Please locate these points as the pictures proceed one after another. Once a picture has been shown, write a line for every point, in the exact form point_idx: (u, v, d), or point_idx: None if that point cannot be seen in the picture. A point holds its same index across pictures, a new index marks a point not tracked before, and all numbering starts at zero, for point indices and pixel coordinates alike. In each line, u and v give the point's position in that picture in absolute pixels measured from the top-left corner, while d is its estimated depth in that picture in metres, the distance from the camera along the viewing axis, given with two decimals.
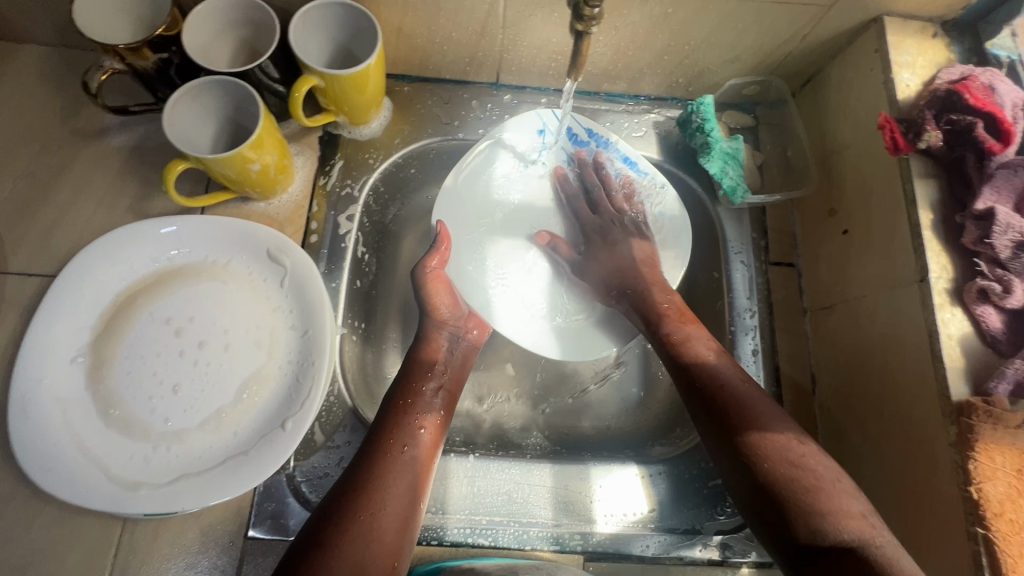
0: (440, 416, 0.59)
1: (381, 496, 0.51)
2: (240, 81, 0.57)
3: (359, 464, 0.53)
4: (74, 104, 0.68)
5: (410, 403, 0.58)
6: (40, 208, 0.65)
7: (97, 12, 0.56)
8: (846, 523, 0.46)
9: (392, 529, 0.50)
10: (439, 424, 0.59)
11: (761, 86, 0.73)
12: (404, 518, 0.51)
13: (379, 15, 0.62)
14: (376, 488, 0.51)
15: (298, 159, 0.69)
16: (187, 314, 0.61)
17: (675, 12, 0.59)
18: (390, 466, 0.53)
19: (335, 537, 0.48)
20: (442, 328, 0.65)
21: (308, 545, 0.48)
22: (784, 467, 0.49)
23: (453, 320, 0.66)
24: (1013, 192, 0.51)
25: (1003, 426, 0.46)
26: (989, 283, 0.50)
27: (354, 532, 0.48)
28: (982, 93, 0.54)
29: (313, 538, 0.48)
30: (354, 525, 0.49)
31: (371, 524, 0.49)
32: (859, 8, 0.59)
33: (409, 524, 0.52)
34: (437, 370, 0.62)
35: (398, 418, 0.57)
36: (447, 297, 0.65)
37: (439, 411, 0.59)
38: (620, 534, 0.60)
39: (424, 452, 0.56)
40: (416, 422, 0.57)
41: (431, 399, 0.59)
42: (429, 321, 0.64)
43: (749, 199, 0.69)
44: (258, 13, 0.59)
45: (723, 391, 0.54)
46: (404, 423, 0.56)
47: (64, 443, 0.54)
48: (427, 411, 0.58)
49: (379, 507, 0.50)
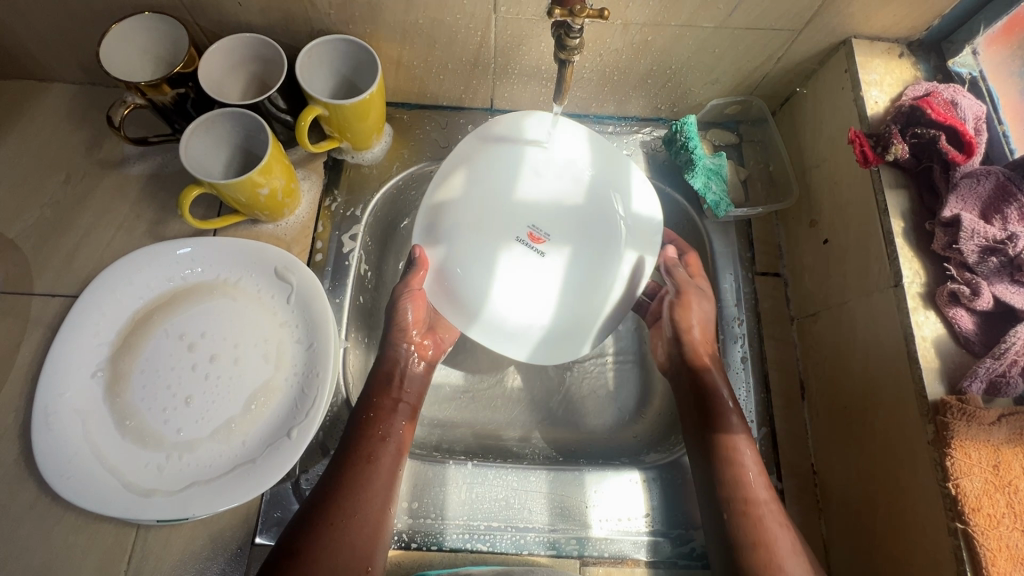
0: (405, 431, 0.61)
1: (352, 511, 0.54)
2: (249, 111, 0.61)
3: (331, 477, 0.56)
4: (97, 137, 0.73)
5: (371, 419, 0.60)
6: (65, 232, 0.69)
7: (120, 52, 0.61)
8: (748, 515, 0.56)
9: (365, 533, 0.54)
10: (403, 438, 0.61)
11: (743, 105, 0.76)
12: (378, 520, 0.55)
13: (380, 49, 0.67)
14: (346, 500, 0.55)
15: (305, 183, 0.74)
16: (201, 330, 0.64)
17: (654, 40, 0.63)
18: (359, 481, 0.56)
19: (309, 546, 0.52)
20: (400, 345, 0.65)
21: (283, 554, 0.51)
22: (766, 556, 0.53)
23: (409, 335, 0.66)
24: (978, 200, 0.54)
25: (977, 423, 0.48)
26: (959, 286, 0.52)
27: (328, 542, 0.52)
28: (944, 108, 0.57)
29: (288, 549, 0.51)
30: (327, 534, 0.53)
31: (345, 531, 0.53)
32: (828, 32, 0.63)
33: (382, 530, 0.55)
34: (396, 387, 0.63)
35: (364, 433, 0.59)
36: (409, 315, 0.65)
37: (404, 426, 0.62)
38: (615, 538, 0.62)
39: (388, 464, 0.58)
40: (381, 436, 0.59)
41: (399, 416, 0.62)
42: (392, 339, 0.65)
43: (733, 212, 0.72)
44: (267, 50, 0.63)
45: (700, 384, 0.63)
46: (367, 440, 0.59)
47: (83, 452, 0.58)
48: (393, 426, 0.61)
49: (350, 517, 0.54)
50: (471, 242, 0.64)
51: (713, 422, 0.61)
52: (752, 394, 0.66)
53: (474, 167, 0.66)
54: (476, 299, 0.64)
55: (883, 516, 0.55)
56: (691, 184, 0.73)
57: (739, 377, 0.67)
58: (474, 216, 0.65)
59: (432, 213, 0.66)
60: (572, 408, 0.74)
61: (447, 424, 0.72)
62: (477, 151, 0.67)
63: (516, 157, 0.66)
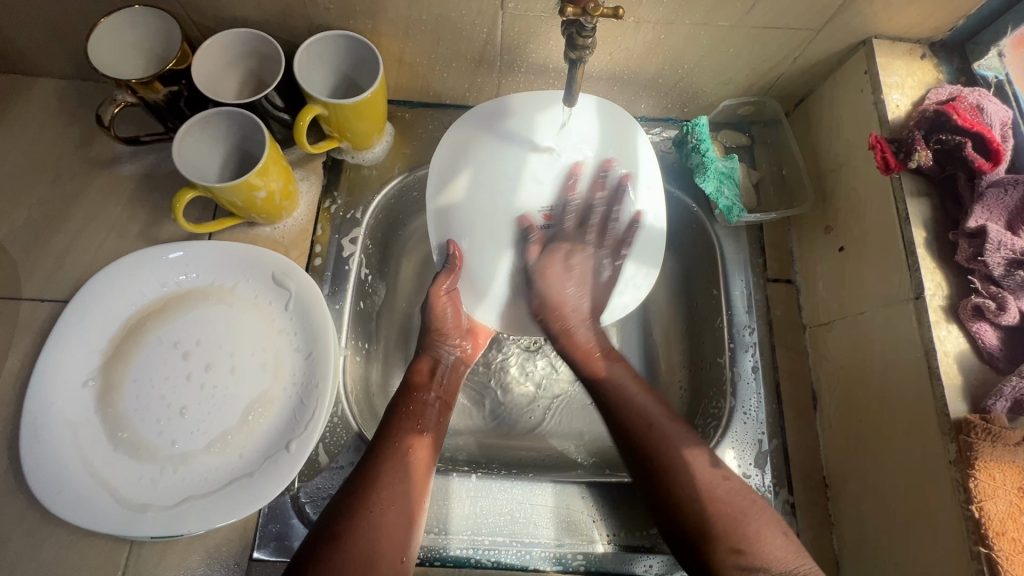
0: (438, 426, 0.61)
1: (387, 497, 0.52)
2: (245, 111, 0.59)
3: (366, 465, 0.54)
4: (87, 134, 0.71)
5: (412, 411, 0.60)
6: (54, 234, 0.67)
7: (110, 48, 0.58)
8: (759, 546, 0.48)
9: (401, 525, 0.51)
10: (437, 433, 0.60)
11: (756, 106, 0.74)
12: (412, 510, 0.53)
13: (382, 45, 0.64)
14: (383, 487, 0.52)
15: (303, 184, 0.71)
16: (195, 337, 0.62)
17: (667, 38, 0.61)
18: (395, 468, 0.54)
19: (345, 532, 0.49)
20: (440, 345, 0.66)
21: (318, 541, 0.48)
22: (714, 531, 0.49)
23: (448, 338, 0.67)
24: (1005, 210, 0.52)
25: (1002, 443, 0.46)
26: (984, 300, 0.50)
27: (364, 530, 0.49)
28: (969, 113, 0.55)
29: (323, 534, 0.48)
30: (364, 521, 0.50)
31: (381, 517, 0.51)
32: (847, 32, 0.60)
33: (414, 524, 0.53)
34: (435, 384, 0.65)
35: (400, 424, 0.58)
36: (450, 319, 0.66)
37: (436, 421, 0.61)
38: (622, 553, 0.60)
39: (424, 457, 0.57)
40: (417, 429, 0.58)
41: (433, 410, 0.62)
42: (428, 337, 0.66)
43: (746, 217, 0.69)
44: (264, 46, 0.61)
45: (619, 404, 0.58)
46: (405, 430, 0.57)
47: (73, 465, 0.56)
48: (428, 420, 0.60)
49: (385, 505, 0.51)
50: (477, 234, 0.65)
51: (634, 415, 0.56)
52: (763, 405, 0.64)
53: (475, 165, 0.66)
54: (483, 282, 0.66)
55: (900, 535, 0.53)
56: (702, 188, 0.71)
57: (749, 387, 0.65)
58: (484, 214, 0.66)
59: (446, 212, 0.65)
60: (576, 415, 0.73)
61: (449, 433, 0.70)
62: (478, 145, 0.66)
63: (521, 156, 0.66)
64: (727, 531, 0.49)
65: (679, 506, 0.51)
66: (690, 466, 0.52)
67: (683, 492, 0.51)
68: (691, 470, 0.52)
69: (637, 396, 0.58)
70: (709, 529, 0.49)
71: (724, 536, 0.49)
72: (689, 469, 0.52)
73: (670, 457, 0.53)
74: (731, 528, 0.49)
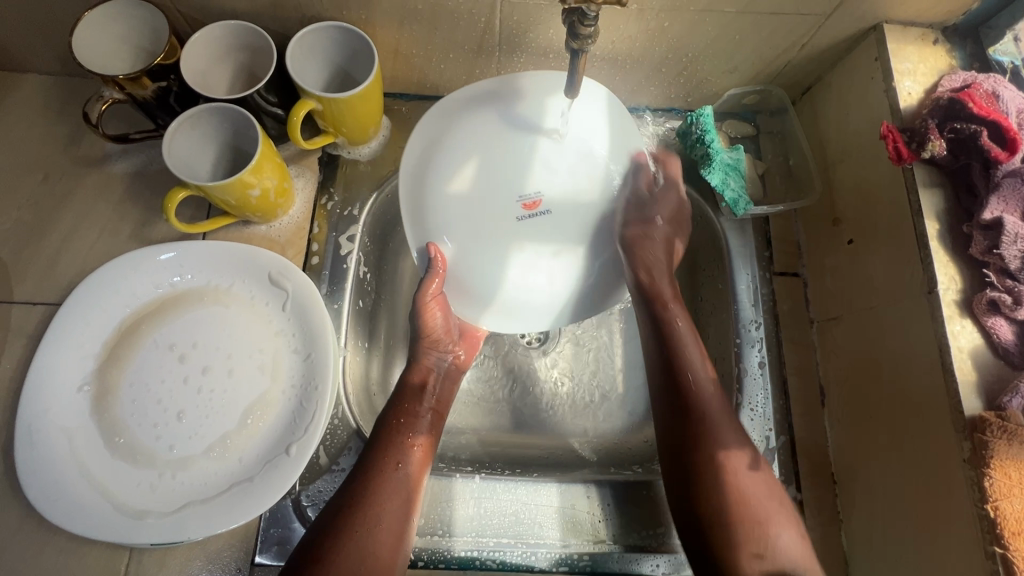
0: (431, 434, 0.59)
1: (376, 516, 0.52)
2: (236, 107, 0.57)
3: (353, 482, 0.54)
4: (75, 133, 0.69)
5: (402, 423, 0.58)
6: (45, 236, 0.65)
7: (95, 43, 0.57)
8: (739, 488, 0.53)
9: (387, 544, 0.51)
10: (430, 442, 0.59)
11: (761, 95, 0.72)
12: (398, 530, 0.52)
13: (376, 37, 0.62)
14: (371, 505, 0.52)
15: (299, 181, 0.70)
16: (191, 340, 0.61)
17: (671, 26, 0.59)
18: (381, 486, 0.53)
19: (329, 553, 0.49)
20: (432, 353, 0.64)
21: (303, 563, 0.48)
22: (695, 444, 0.55)
23: (440, 345, 0.65)
24: (1020, 202, 0.51)
25: (1018, 441, 0.45)
26: (1000, 295, 0.49)
27: (349, 551, 0.49)
28: (985, 101, 0.53)
29: (306, 557, 0.48)
30: (348, 544, 0.50)
31: (366, 539, 0.50)
32: (857, 17, 0.58)
33: (404, 537, 0.53)
34: (427, 392, 0.62)
35: (392, 437, 0.57)
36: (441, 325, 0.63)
37: (429, 429, 0.60)
38: (629, 552, 0.59)
39: (416, 470, 0.56)
40: (408, 442, 0.57)
41: (424, 423, 0.60)
42: (418, 344, 0.63)
43: (752, 209, 0.68)
44: (254, 39, 0.59)
45: (667, 336, 0.61)
46: (397, 444, 0.56)
47: (70, 473, 0.55)
48: (419, 430, 0.58)
49: (374, 523, 0.51)
50: (476, 227, 0.59)
51: (674, 343, 0.60)
52: (769, 402, 0.63)
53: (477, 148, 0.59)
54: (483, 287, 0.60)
55: (910, 534, 0.53)
56: (707, 180, 0.69)
57: (756, 383, 0.64)
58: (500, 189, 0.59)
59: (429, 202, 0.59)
60: (582, 411, 0.72)
61: (452, 432, 0.69)
62: (479, 122, 0.60)
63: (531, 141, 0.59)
64: (716, 464, 0.53)
65: (683, 422, 0.56)
66: (707, 396, 0.57)
67: (694, 414, 0.56)
68: (713, 395, 0.57)
69: (683, 327, 0.61)
70: (705, 462, 0.54)
71: (706, 443, 0.55)
72: (707, 394, 0.57)
73: (696, 380, 0.58)
74: (710, 434, 0.55)
